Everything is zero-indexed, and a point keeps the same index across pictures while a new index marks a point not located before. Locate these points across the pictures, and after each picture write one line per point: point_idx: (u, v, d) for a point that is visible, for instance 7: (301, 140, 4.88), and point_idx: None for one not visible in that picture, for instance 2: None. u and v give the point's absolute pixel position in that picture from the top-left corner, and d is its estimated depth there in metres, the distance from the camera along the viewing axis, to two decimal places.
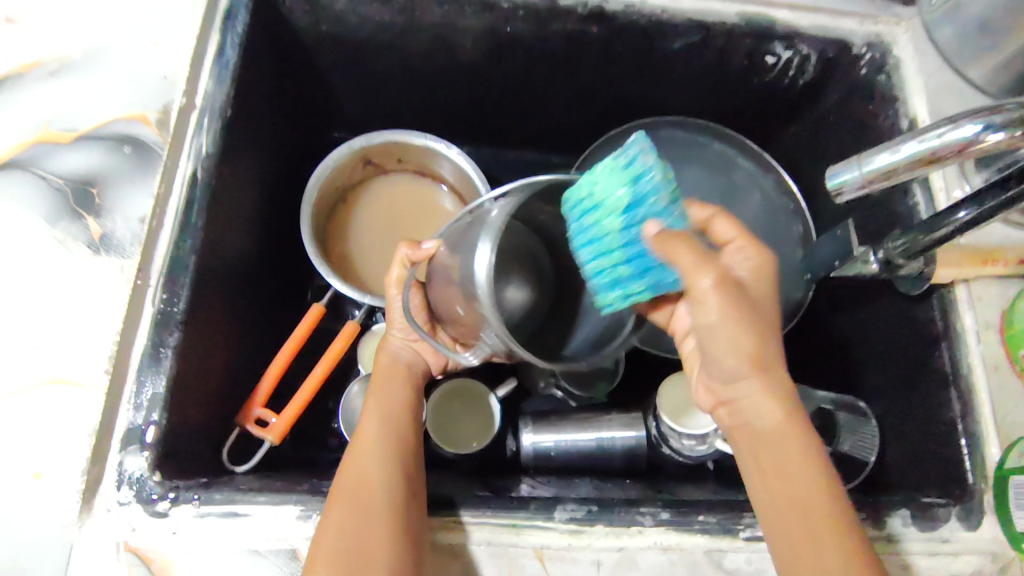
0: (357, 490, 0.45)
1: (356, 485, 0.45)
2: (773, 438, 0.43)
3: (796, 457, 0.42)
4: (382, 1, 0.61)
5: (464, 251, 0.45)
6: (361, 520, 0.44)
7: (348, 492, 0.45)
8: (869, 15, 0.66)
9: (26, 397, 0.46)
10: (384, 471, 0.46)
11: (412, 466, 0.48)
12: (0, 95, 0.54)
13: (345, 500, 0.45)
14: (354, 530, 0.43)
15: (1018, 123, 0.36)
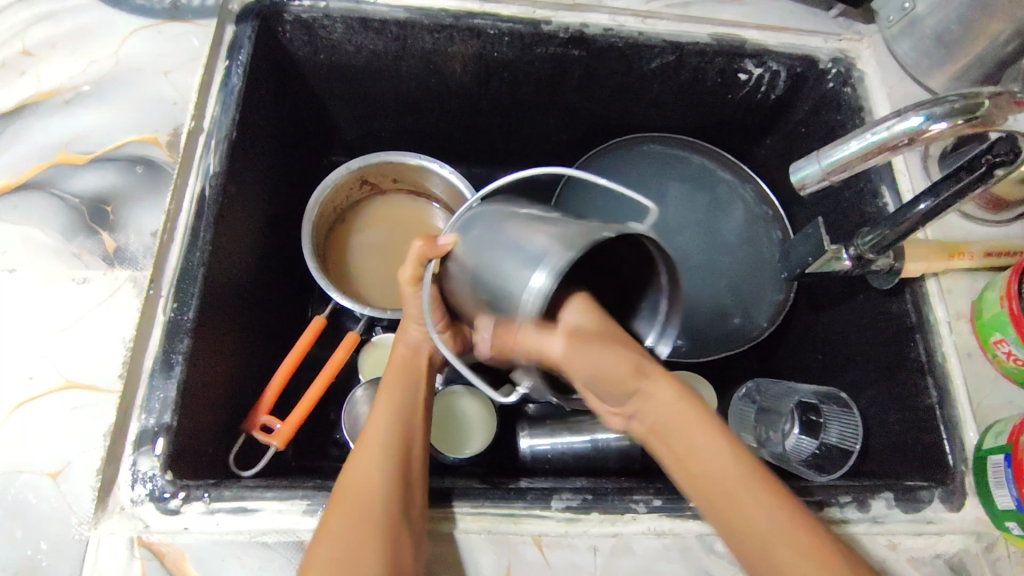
0: (355, 496, 0.44)
1: (356, 491, 0.45)
2: (679, 439, 0.43)
3: (708, 454, 0.41)
4: (376, 30, 0.65)
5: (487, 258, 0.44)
6: (359, 529, 0.43)
7: (348, 498, 0.44)
8: (833, 33, 0.70)
9: (47, 399, 0.49)
10: (385, 477, 0.45)
11: (413, 473, 0.47)
12: (21, 122, 0.59)
13: (345, 506, 0.44)
14: (349, 541, 0.42)
15: (959, 113, 0.40)
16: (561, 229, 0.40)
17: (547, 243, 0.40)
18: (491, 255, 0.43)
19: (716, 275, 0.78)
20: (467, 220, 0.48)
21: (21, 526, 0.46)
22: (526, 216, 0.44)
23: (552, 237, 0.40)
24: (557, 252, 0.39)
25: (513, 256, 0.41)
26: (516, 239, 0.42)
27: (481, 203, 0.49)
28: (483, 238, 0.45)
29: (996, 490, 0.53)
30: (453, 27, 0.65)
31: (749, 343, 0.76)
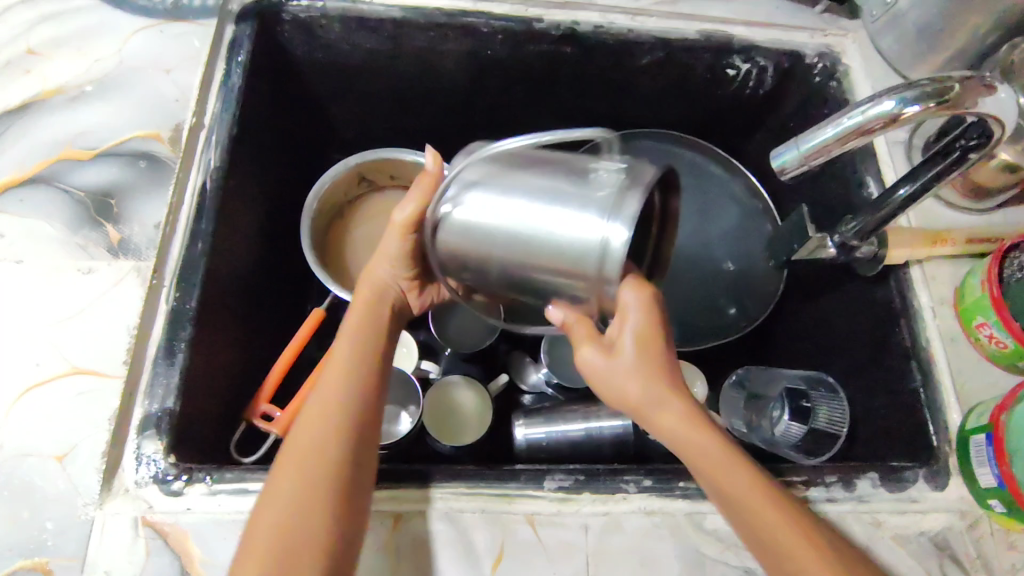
0: (299, 460, 0.43)
1: (297, 458, 0.44)
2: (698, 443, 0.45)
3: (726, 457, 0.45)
4: (372, 30, 0.67)
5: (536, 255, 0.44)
6: (298, 500, 0.42)
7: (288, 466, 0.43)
8: (819, 28, 0.72)
9: (54, 385, 0.51)
10: (326, 440, 0.44)
11: (359, 435, 0.46)
12: (28, 119, 0.60)
13: (284, 474, 0.43)
14: (287, 512, 0.41)
15: (929, 97, 0.42)
16: (607, 184, 0.42)
17: (611, 202, 0.42)
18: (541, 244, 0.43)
19: (707, 266, 0.79)
20: (472, 185, 0.46)
21: (29, 507, 0.48)
22: (546, 177, 0.44)
23: (609, 196, 0.42)
24: (629, 205, 0.41)
25: (570, 222, 0.42)
26: (562, 206, 0.43)
27: (472, 172, 0.46)
28: (521, 209, 0.44)
29: (978, 469, 0.54)
30: (447, 26, 0.67)
31: (735, 333, 0.77)
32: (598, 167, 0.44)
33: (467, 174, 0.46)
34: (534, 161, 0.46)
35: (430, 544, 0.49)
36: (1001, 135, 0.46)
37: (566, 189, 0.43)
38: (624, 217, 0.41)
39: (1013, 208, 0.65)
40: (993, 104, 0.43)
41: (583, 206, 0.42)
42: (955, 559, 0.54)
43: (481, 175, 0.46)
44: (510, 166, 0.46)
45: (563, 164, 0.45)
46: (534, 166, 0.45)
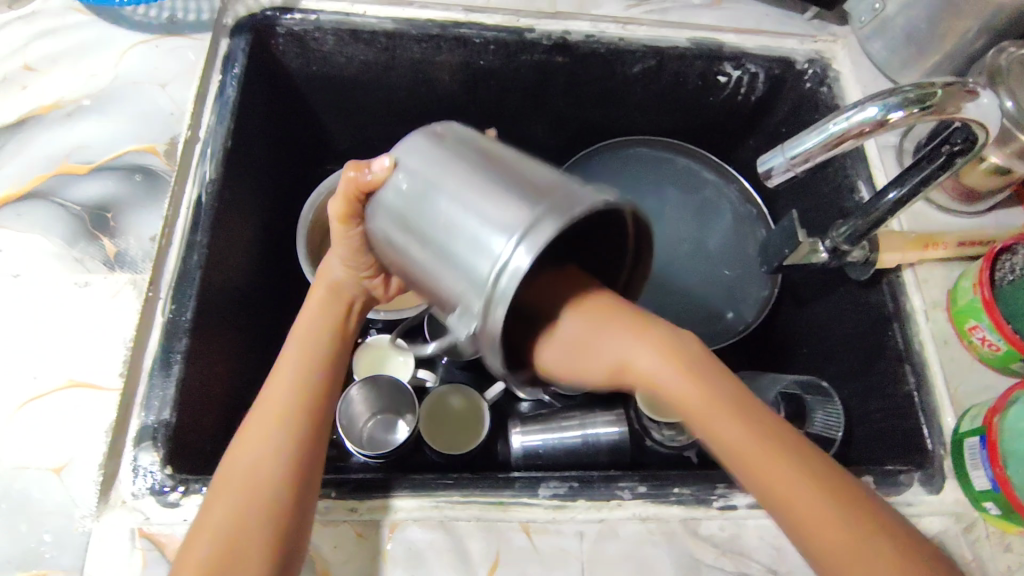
0: (242, 474, 0.44)
1: (236, 478, 0.44)
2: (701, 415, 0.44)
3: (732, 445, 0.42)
4: (365, 41, 0.68)
5: (450, 277, 0.40)
6: (233, 514, 0.42)
7: (224, 489, 0.44)
8: (808, 35, 0.73)
9: (51, 398, 0.51)
10: (270, 453, 0.45)
11: (299, 446, 0.46)
12: (24, 134, 0.61)
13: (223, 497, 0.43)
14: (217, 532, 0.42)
15: (912, 103, 0.44)
16: (533, 203, 0.38)
17: (523, 223, 0.38)
18: (459, 271, 0.40)
19: (702, 272, 0.79)
20: (421, 188, 0.42)
21: (26, 520, 0.48)
22: (484, 178, 0.41)
23: (524, 217, 0.38)
24: (538, 234, 0.37)
25: (479, 235, 0.39)
26: (481, 214, 0.39)
27: (414, 163, 0.43)
28: (444, 210, 0.41)
29: (973, 471, 0.54)
30: (440, 37, 0.68)
31: (733, 337, 0.75)
32: (542, 186, 0.40)
33: (409, 166, 0.44)
34: (486, 160, 0.42)
35: (425, 552, 0.50)
36: (985, 137, 0.48)
37: (493, 195, 0.40)
38: (528, 245, 0.37)
39: (1005, 210, 0.65)
40: (976, 109, 0.45)
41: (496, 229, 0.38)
42: (951, 562, 0.54)
43: (423, 168, 0.43)
44: (454, 162, 0.42)
45: (512, 167, 0.42)
46: (479, 165, 0.42)
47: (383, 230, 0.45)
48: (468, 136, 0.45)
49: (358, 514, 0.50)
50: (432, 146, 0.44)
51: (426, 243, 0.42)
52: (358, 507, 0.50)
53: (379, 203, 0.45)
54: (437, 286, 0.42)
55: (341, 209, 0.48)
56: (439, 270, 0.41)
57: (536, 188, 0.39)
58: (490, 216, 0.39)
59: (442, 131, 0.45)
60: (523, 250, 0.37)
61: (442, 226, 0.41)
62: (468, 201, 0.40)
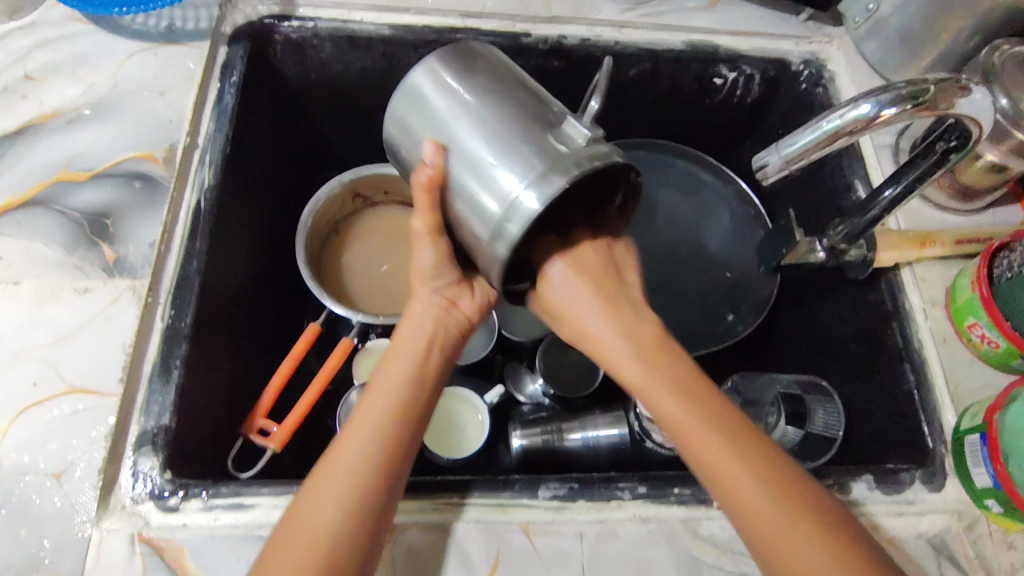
0: (334, 469, 0.44)
1: (337, 465, 0.44)
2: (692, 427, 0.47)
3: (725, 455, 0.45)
4: (363, 47, 0.68)
5: (469, 209, 0.46)
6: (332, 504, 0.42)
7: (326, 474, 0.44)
8: (803, 37, 0.73)
9: (51, 403, 0.51)
10: (364, 457, 0.44)
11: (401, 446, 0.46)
12: (24, 143, 0.61)
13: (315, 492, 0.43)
14: (329, 514, 0.42)
15: (904, 99, 0.44)
16: (549, 153, 0.44)
17: (538, 171, 0.43)
18: (478, 204, 0.45)
19: (700, 274, 0.79)
20: (461, 116, 0.47)
21: (25, 525, 0.48)
22: (506, 115, 0.46)
23: (538, 163, 0.44)
24: (550, 183, 0.42)
25: (501, 171, 0.44)
26: (500, 156, 0.45)
27: (453, 80, 0.48)
28: (468, 145, 0.46)
29: (974, 469, 0.54)
30: (437, 42, 0.68)
31: (733, 339, 0.76)
32: (559, 131, 0.45)
33: (446, 89, 0.47)
34: (513, 93, 0.47)
35: (425, 556, 0.49)
36: (979, 134, 0.48)
37: (514, 141, 0.45)
38: (536, 190, 0.43)
39: (1002, 208, 0.65)
40: (968, 105, 0.45)
41: (516, 167, 0.44)
42: (953, 560, 0.54)
43: (457, 88, 0.47)
44: (489, 97, 0.47)
45: (533, 107, 0.46)
46: (510, 102, 0.46)
47: (408, 127, 0.49)
48: (497, 62, 0.50)
49: None
50: (466, 75, 0.48)
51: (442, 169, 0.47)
52: None
53: (414, 89, 0.48)
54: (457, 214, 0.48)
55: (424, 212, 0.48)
56: (454, 203, 0.47)
57: (555, 134, 0.45)
58: (517, 159, 0.44)
59: (480, 54, 0.50)
60: (533, 194, 0.43)
61: (473, 157, 0.46)
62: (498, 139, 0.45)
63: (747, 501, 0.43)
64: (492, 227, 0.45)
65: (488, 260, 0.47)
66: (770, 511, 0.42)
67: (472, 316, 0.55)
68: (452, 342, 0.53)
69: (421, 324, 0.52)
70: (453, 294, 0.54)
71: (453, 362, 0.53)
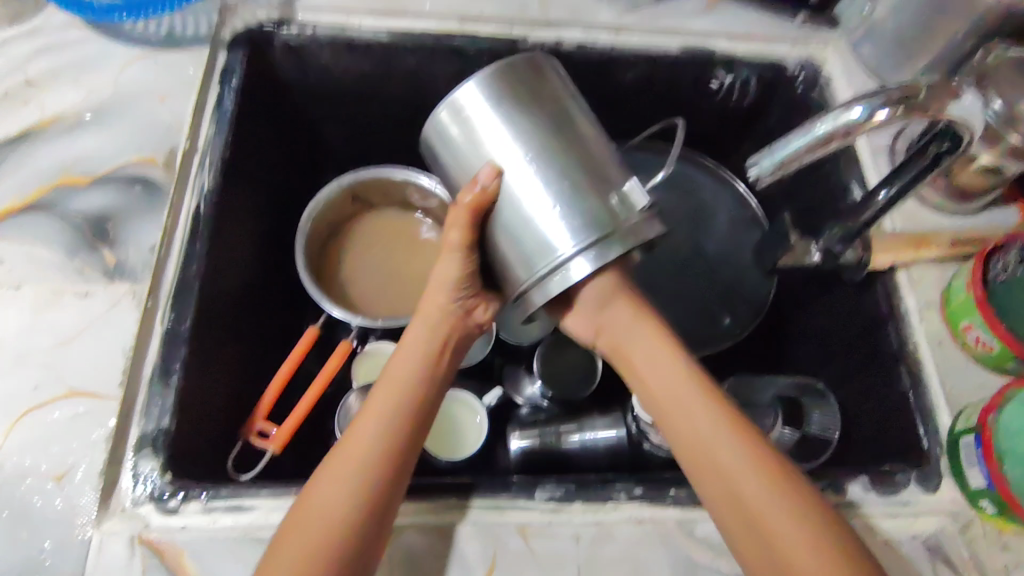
0: (346, 456, 0.47)
1: (353, 454, 0.47)
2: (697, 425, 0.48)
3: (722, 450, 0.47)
4: (361, 53, 0.69)
5: (513, 252, 0.50)
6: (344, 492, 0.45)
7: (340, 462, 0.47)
8: (799, 40, 0.73)
9: (53, 406, 0.52)
10: (378, 448, 0.47)
11: (409, 440, 0.49)
12: (25, 148, 0.62)
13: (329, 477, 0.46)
14: (340, 499, 0.45)
15: (896, 103, 0.44)
16: (598, 221, 0.47)
17: (587, 236, 0.47)
18: (522, 252, 0.49)
19: (698, 276, 0.80)
20: (514, 156, 0.49)
21: (27, 528, 0.48)
22: (570, 162, 0.49)
23: (598, 223, 0.48)
24: (599, 254, 0.47)
25: (551, 227, 0.48)
26: (558, 205, 0.48)
27: (514, 104, 0.49)
28: (526, 182, 0.48)
29: (969, 470, 0.54)
30: (436, 47, 0.69)
31: (728, 343, 0.77)
32: (608, 196, 0.49)
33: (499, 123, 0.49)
34: (563, 135, 0.49)
35: (422, 556, 0.50)
36: (970, 137, 0.49)
37: (573, 194, 0.48)
38: (584, 258, 0.47)
39: (998, 210, 0.66)
40: (960, 109, 0.46)
41: (567, 225, 0.48)
42: (948, 561, 0.54)
43: (513, 123, 0.49)
44: (543, 140, 0.49)
45: (585, 160, 0.49)
46: (563, 150, 0.49)
47: (454, 142, 0.51)
48: (554, 88, 0.51)
49: None
50: (523, 109, 0.49)
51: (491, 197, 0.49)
52: None
53: (461, 108, 0.50)
54: (498, 251, 0.51)
55: (458, 228, 0.51)
56: (499, 238, 0.51)
57: (605, 198, 0.48)
58: (570, 220, 0.47)
59: (539, 75, 0.51)
60: (584, 258, 0.47)
61: (523, 202, 0.49)
62: (552, 193, 0.48)
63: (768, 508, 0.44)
64: (534, 276, 0.49)
65: (524, 301, 0.51)
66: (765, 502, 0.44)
67: (485, 324, 0.58)
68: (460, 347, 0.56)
69: (434, 326, 0.55)
70: (471, 303, 0.56)
71: (456, 364, 0.56)
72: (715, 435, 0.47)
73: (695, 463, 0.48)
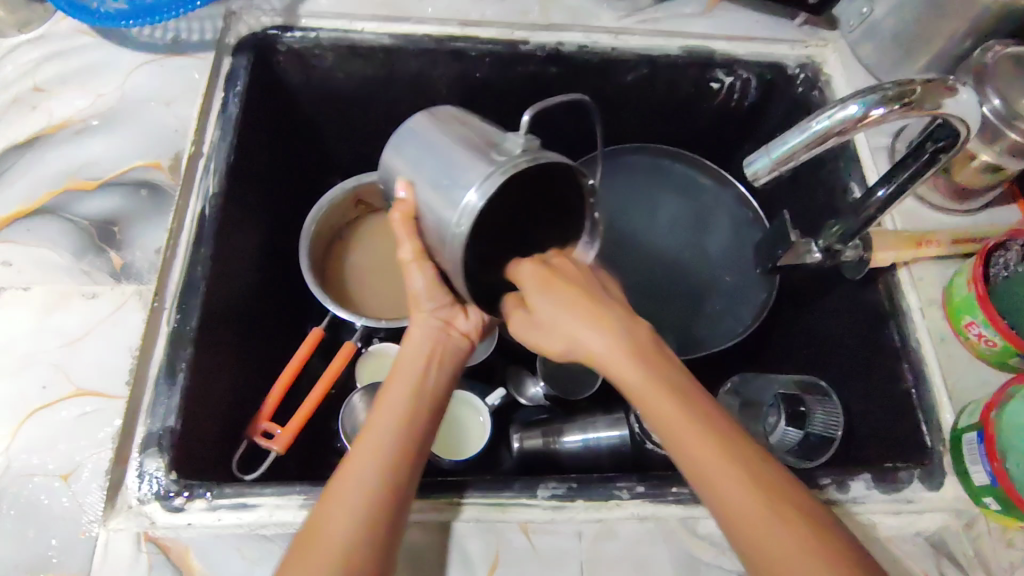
0: (339, 490, 0.44)
1: (345, 488, 0.44)
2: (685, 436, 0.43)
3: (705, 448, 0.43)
4: (364, 57, 0.70)
5: (432, 224, 0.48)
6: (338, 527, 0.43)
7: (333, 499, 0.44)
8: (798, 41, 0.73)
9: (60, 406, 0.53)
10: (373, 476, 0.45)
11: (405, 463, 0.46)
12: (33, 153, 0.63)
13: (323, 517, 0.43)
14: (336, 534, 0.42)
15: (891, 100, 0.45)
16: (485, 160, 0.46)
17: (481, 174, 0.45)
18: (437, 220, 0.47)
19: (700, 276, 0.80)
20: (414, 160, 0.50)
21: (34, 526, 0.49)
22: (462, 138, 0.48)
23: (483, 163, 0.45)
24: (490, 179, 0.44)
25: (450, 187, 0.46)
26: (449, 169, 0.47)
27: (418, 126, 0.52)
28: (427, 175, 0.49)
29: (972, 466, 0.54)
30: (437, 51, 0.69)
31: (733, 339, 0.76)
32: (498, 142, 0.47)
33: (404, 145, 0.52)
34: (457, 128, 0.50)
35: (424, 554, 0.50)
36: (967, 134, 0.49)
37: (461, 158, 0.47)
38: (480, 192, 0.44)
39: (997, 208, 0.66)
40: (956, 105, 0.46)
41: (464, 180, 0.46)
42: (952, 558, 0.54)
43: (412, 139, 0.52)
44: (438, 136, 0.50)
45: (476, 134, 0.49)
46: (455, 134, 0.49)
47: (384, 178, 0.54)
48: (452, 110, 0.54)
49: None
50: (423, 125, 0.52)
51: (413, 203, 0.49)
52: None
53: (387, 150, 0.53)
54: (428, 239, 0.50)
55: (408, 243, 0.51)
56: (421, 226, 0.50)
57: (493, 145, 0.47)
58: (463, 171, 0.46)
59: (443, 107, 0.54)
60: (475, 191, 0.45)
61: (431, 182, 0.48)
62: (449, 164, 0.47)
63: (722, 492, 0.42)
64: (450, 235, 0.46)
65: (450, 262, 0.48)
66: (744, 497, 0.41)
67: (472, 333, 0.56)
68: (453, 363, 0.54)
69: (420, 345, 0.53)
70: (447, 314, 0.55)
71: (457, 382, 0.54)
72: (700, 439, 0.43)
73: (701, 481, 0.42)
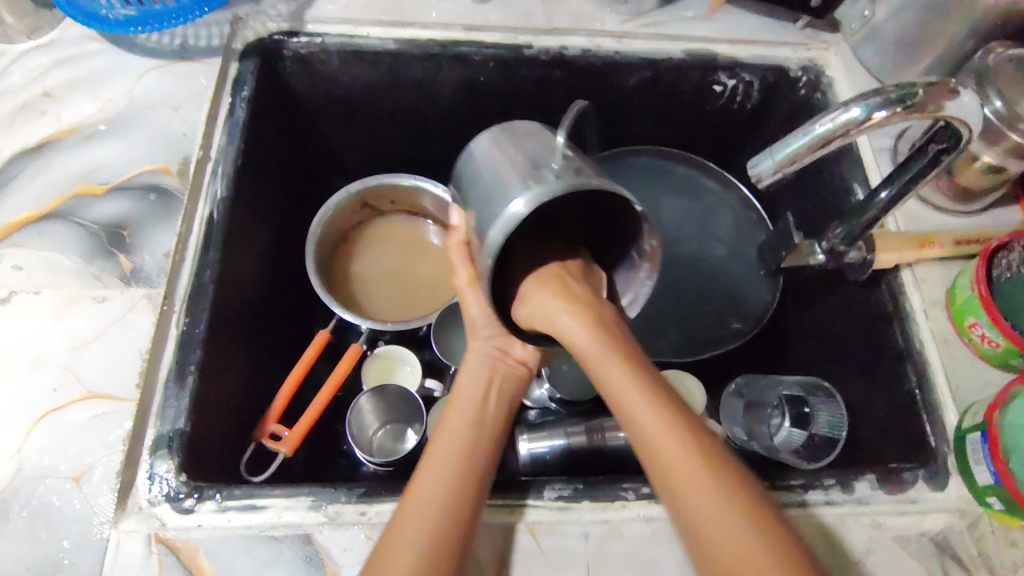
0: (422, 492, 0.47)
1: (427, 488, 0.47)
2: (655, 445, 0.46)
3: (670, 452, 0.45)
4: (370, 62, 0.70)
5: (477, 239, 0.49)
6: (428, 523, 0.45)
7: (415, 500, 0.47)
8: (801, 43, 0.74)
9: (71, 408, 0.53)
10: (454, 479, 0.48)
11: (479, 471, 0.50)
12: (43, 158, 0.64)
13: (408, 514, 0.46)
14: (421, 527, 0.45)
15: (893, 103, 0.45)
16: (532, 177, 0.46)
17: (524, 185, 0.45)
18: (480, 234, 0.48)
19: (704, 279, 0.80)
20: (473, 176, 0.51)
21: (46, 527, 0.50)
22: (528, 151, 0.48)
23: (538, 177, 0.46)
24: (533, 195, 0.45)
25: (496, 200, 0.47)
26: (499, 185, 0.48)
27: (483, 142, 0.52)
28: (478, 195, 0.49)
29: (975, 466, 0.54)
30: (441, 55, 0.70)
31: (742, 339, 0.76)
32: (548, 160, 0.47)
33: (468, 161, 0.53)
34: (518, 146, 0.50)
35: None
36: (969, 136, 0.49)
37: (508, 177, 0.47)
38: (521, 202, 0.45)
39: (1000, 209, 0.66)
40: (958, 107, 0.46)
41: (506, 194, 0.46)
42: (956, 558, 0.54)
43: (474, 154, 0.52)
44: (494, 154, 0.50)
45: (521, 153, 0.49)
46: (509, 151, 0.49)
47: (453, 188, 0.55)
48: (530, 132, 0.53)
49: (368, 518, 0.51)
50: (490, 140, 0.52)
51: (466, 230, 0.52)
52: (369, 510, 0.51)
53: (462, 158, 0.54)
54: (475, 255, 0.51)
55: (466, 266, 0.54)
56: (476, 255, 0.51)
57: (543, 163, 0.47)
58: (511, 186, 0.47)
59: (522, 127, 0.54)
60: (518, 204, 0.45)
61: (478, 200, 0.49)
62: (499, 183, 0.48)
63: (681, 484, 0.44)
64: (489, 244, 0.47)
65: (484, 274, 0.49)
66: (706, 498, 0.43)
67: (527, 360, 0.60)
68: (511, 391, 0.58)
69: (477, 373, 0.57)
70: (502, 343, 0.59)
71: (513, 407, 0.58)
72: (666, 440, 0.46)
73: (647, 450, 0.46)
